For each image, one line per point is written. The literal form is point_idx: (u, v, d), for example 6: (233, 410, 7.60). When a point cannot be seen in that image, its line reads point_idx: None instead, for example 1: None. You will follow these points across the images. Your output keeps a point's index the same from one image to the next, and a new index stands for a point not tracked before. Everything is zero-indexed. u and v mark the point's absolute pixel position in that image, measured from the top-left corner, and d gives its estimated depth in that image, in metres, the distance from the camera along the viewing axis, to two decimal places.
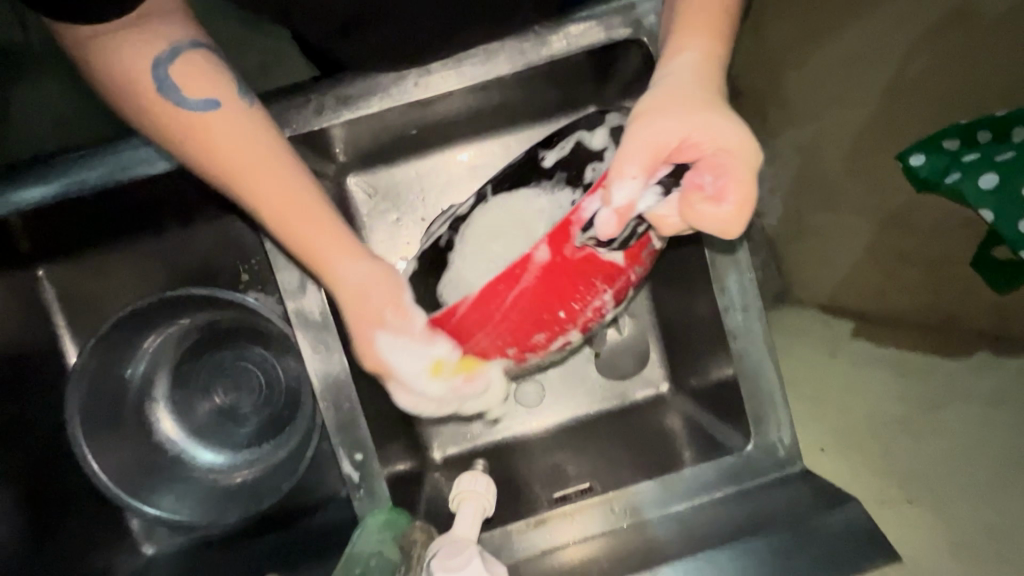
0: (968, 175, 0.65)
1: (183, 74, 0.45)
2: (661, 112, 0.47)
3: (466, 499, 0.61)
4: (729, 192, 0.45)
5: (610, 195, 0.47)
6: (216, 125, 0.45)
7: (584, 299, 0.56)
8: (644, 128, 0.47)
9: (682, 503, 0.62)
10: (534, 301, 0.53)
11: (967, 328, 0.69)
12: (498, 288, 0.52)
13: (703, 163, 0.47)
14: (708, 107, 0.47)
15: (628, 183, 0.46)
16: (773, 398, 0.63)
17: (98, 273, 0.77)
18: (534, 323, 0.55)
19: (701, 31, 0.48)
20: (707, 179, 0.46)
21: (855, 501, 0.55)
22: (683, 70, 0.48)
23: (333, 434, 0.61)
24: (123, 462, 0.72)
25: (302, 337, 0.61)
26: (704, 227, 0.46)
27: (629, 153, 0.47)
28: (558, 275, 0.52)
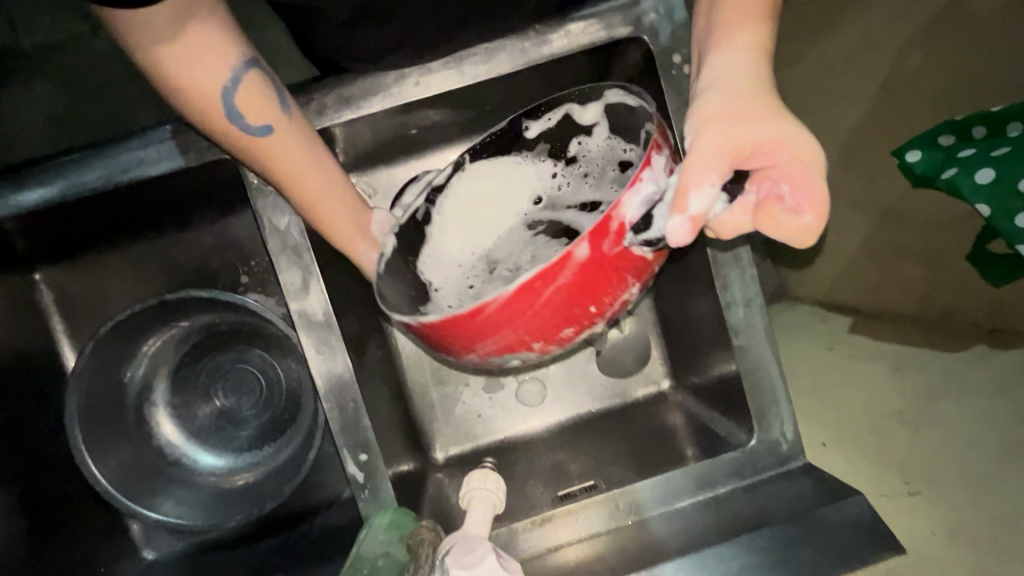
0: (964, 170, 0.65)
1: (245, 98, 0.50)
2: (726, 120, 0.47)
3: (476, 498, 0.60)
4: (810, 202, 0.44)
5: (685, 204, 0.44)
6: (277, 149, 0.52)
7: (616, 295, 0.52)
8: (713, 136, 0.47)
9: (686, 499, 0.62)
10: (567, 298, 0.50)
11: (964, 321, 0.70)
12: (534, 285, 0.48)
13: (775, 171, 0.46)
14: (774, 114, 0.47)
15: (705, 191, 0.44)
16: (775, 394, 0.64)
17: (96, 275, 0.76)
18: (563, 322, 0.51)
19: (750, 33, 0.48)
20: (784, 190, 0.45)
21: (858, 494, 0.55)
22: (738, 75, 0.48)
23: (338, 435, 0.61)
24: (123, 466, 0.71)
25: (306, 337, 0.60)
26: (782, 237, 0.45)
27: (702, 162, 0.46)
28: (595, 272, 0.49)
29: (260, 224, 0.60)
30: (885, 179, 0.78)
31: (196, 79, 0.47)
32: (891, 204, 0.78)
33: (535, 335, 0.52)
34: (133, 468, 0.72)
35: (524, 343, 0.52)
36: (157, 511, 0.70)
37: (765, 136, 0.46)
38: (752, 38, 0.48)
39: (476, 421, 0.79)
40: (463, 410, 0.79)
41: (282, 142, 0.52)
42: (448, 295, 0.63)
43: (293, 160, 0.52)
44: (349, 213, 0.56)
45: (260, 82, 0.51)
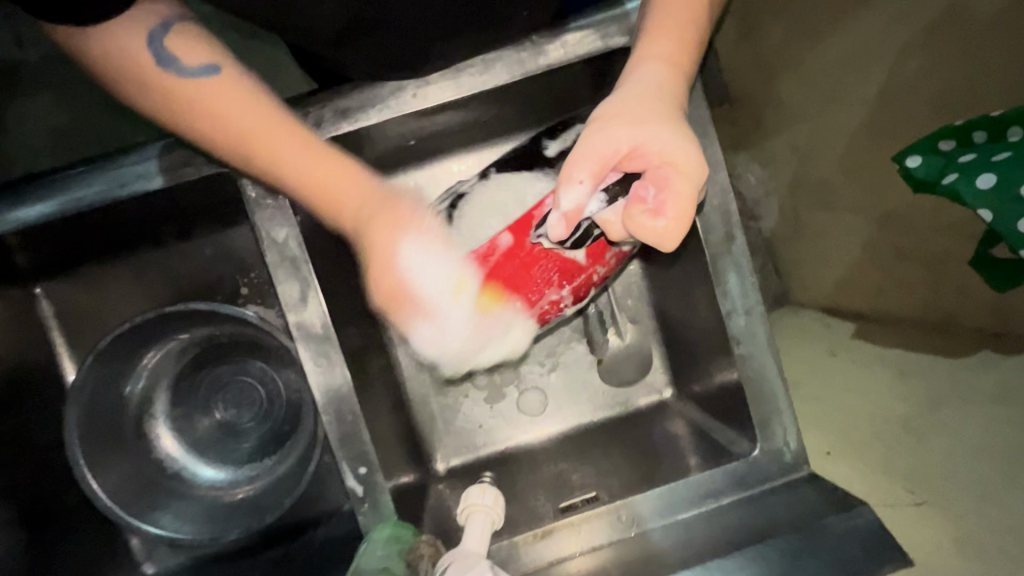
0: (965, 175, 0.65)
1: (175, 42, 0.48)
2: (614, 120, 0.48)
3: (476, 513, 0.61)
4: (669, 207, 0.45)
5: (558, 199, 0.47)
6: (207, 89, 0.48)
7: (542, 293, 0.59)
8: (592, 138, 0.48)
9: (688, 510, 0.61)
10: (492, 290, 0.56)
11: (966, 326, 0.69)
12: (462, 270, 0.55)
13: (649, 173, 0.47)
14: (662, 120, 0.48)
15: (575, 188, 0.46)
16: (778, 402, 0.63)
17: (97, 289, 0.76)
18: (491, 312, 0.58)
19: (666, 44, 0.50)
20: (649, 193, 0.46)
21: (864, 504, 0.54)
22: (641, 81, 0.49)
23: (336, 447, 0.60)
24: (122, 480, 0.71)
25: (303, 350, 0.60)
26: (637, 236, 0.46)
27: (580, 159, 0.47)
28: (519, 267, 0.55)
29: (258, 237, 0.59)
30: (883, 185, 0.78)
31: (124, 31, 0.46)
32: (890, 207, 0.78)
33: None
34: (132, 483, 0.72)
35: None
36: (157, 525, 0.69)
37: (643, 137, 0.47)
38: (667, 49, 0.50)
39: (477, 432, 0.78)
40: (464, 419, 0.78)
41: (219, 85, 0.48)
42: None
43: (225, 95, 0.48)
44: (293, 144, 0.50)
45: (200, 36, 0.49)
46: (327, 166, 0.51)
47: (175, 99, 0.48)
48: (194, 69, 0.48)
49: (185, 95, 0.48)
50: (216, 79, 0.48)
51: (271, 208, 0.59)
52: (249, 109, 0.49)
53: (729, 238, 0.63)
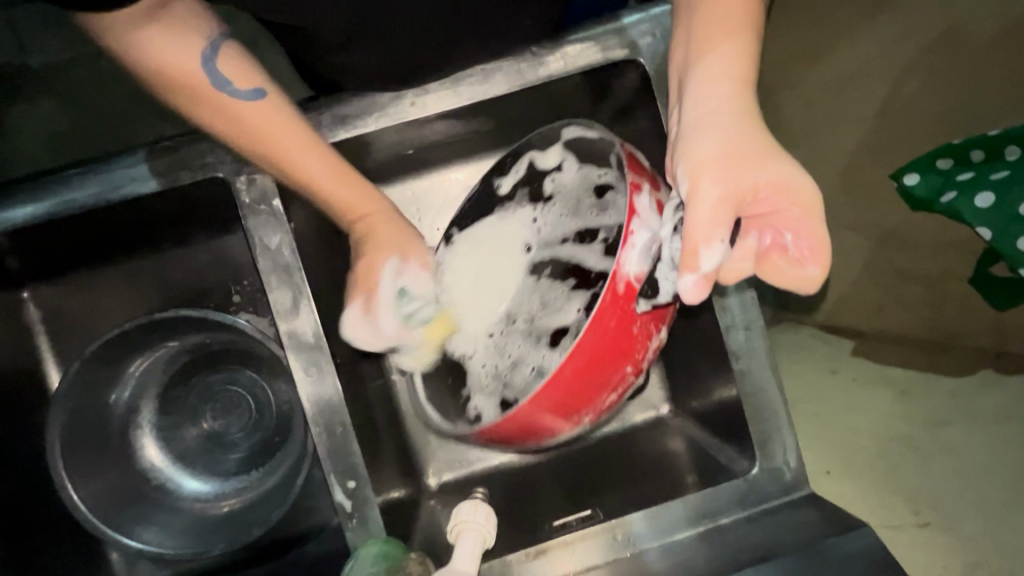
0: (963, 194, 0.65)
1: (229, 67, 0.51)
2: (721, 167, 0.46)
3: (465, 529, 0.59)
4: (812, 252, 0.45)
5: (696, 263, 0.45)
6: (255, 114, 0.52)
7: (646, 347, 0.55)
8: (708, 188, 0.46)
9: (685, 530, 0.60)
10: (597, 368, 0.52)
11: (965, 346, 0.69)
12: (565, 371, 0.50)
13: (775, 218, 0.46)
14: (771, 157, 0.46)
15: (712, 248, 0.45)
16: (778, 419, 0.62)
17: (85, 294, 0.75)
18: (602, 387, 0.54)
19: (728, 77, 0.47)
20: (789, 239, 0.45)
21: (867, 525, 0.52)
22: (719, 118, 0.47)
23: (325, 460, 0.59)
24: (103, 489, 0.69)
25: (294, 359, 0.59)
26: (788, 286, 0.46)
27: (706, 216, 0.46)
28: (620, 336, 0.51)
29: (251, 243, 0.58)
30: (883, 203, 0.75)
31: (176, 51, 0.49)
32: (889, 226, 0.75)
33: (580, 409, 0.55)
34: (113, 493, 0.70)
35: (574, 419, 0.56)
36: (137, 538, 0.68)
37: (763, 181, 0.46)
38: (734, 78, 0.47)
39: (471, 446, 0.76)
40: None
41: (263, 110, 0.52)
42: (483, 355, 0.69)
43: (268, 115, 0.52)
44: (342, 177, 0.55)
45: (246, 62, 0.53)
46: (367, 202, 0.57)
47: (251, 126, 0.52)
48: (246, 94, 0.51)
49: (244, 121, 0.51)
50: (259, 102, 0.52)
51: (266, 214, 0.58)
52: (290, 136, 0.52)
53: None
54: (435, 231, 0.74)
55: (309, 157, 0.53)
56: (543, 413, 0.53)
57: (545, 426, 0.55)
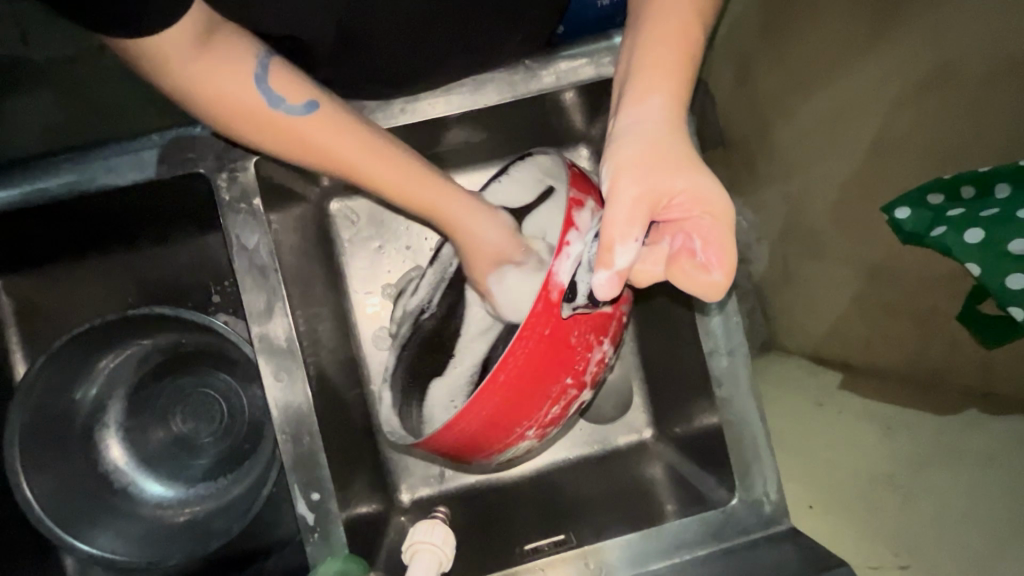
0: (953, 228, 0.62)
1: (279, 80, 0.46)
2: (644, 171, 0.46)
3: (420, 552, 0.57)
4: (719, 260, 0.44)
5: (611, 259, 0.44)
6: (321, 133, 0.47)
7: (585, 358, 0.54)
8: (629, 187, 0.46)
9: (660, 561, 0.58)
10: (535, 378, 0.51)
11: (953, 383, 0.66)
12: (499, 379, 0.48)
13: (688, 224, 0.46)
14: (686, 165, 0.46)
15: (629, 246, 0.44)
16: (759, 448, 0.61)
17: (59, 287, 0.73)
18: (541, 398, 0.53)
19: (665, 86, 0.46)
20: (696, 244, 0.45)
21: (845, 564, 0.49)
22: (650, 126, 0.46)
23: (289, 470, 0.57)
24: (62, 487, 0.67)
25: (264, 363, 0.57)
26: (690, 290, 0.45)
27: (625, 215, 0.45)
28: (555, 347, 0.50)
29: (227, 241, 0.57)
30: (872, 236, 0.74)
31: (225, 80, 0.44)
32: (878, 260, 0.74)
33: (518, 423, 0.54)
34: (69, 494, 0.67)
35: (516, 432, 0.55)
36: (91, 544, 0.65)
37: (680, 188, 0.46)
38: (666, 88, 0.46)
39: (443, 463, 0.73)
40: None
41: (326, 121, 0.47)
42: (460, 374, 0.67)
43: (341, 143, 0.47)
44: (422, 186, 0.52)
45: (296, 70, 0.48)
46: (447, 202, 0.54)
47: (320, 147, 0.47)
48: (300, 109, 0.46)
49: (318, 143, 0.47)
50: (319, 117, 0.47)
51: (244, 213, 0.57)
52: (377, 159, 0.49)
53: None
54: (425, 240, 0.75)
55: (393, 168, 0.50)
56: (478, 425, 0.51)
57: (487, 438, 0.54)
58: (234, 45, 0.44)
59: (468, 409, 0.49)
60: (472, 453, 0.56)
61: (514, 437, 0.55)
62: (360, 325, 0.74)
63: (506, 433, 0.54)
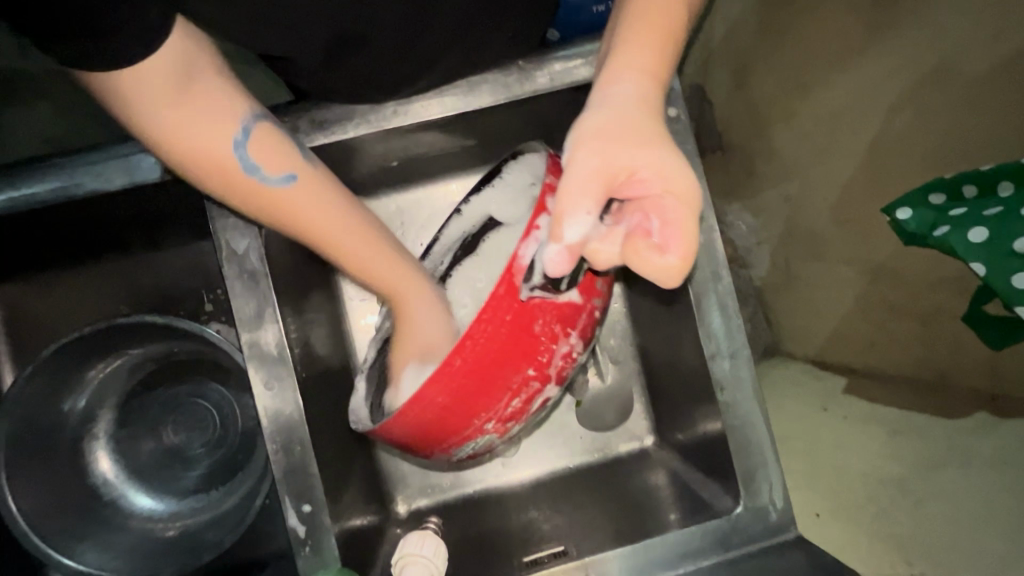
0: (957, 228, 0.61)
1: (259, 143, 0.48)
2: (606, 145, 0.44)
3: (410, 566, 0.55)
4: (676, 242, 0.41)
5: (560, 231, 0.43)
6: (295, 201, 0.49)
7: (549, 351, 0.53)
8: (587, 158, 0.44)
9: (663, 572, 0.56)
10: (493, 367, 0.50)
11: (959, 385, 0.65)
12: (455, 364, 0.48)
13: (648, 203, 0.44)
14: (654, 143, 0.45)
15: (580, 218, 0.43)
16: (764, 454, 0.59)
17: (50, 297, 0.72)
18: (502, 389, 0.52)
19: (635, 63, 0.45)
20: (654, 224, 0.42)
21: (856, 574, 0.48)
22: (617, 102, 0.45)
23: (279, 481, 0.55)
24: (48, 500, 0.65)
25: (254, 371, 0.56)
26: (644, 274, 0.42)
27: (579, 186, 0.43)
28: (516, 333, 0.49)
29: (218, 247, 0.56)
30: (872, 239, 0.73)
31: (200, 138, 0.45)
32: (878, 262, 0.73)
33: (476, 415, 0.53)
34: (56, 506, 0.66)
35: (474, 425, 0.54)
36: (78, 559, 0.63)
37: (644, 165, 0.44)
38: (638, 65, 0.45)
39: (445, 472, 0.73)
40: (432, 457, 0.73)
41: (303, 193, 0.49)
42: None
43: (311, 210, 0.49)
44: (365, 245, 0.53)
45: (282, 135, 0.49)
46: (393, 268, 0.55)
47: (285, 216, 0.49)
48: (275, 179, 0.48)
49: (291, 209, 0.49)
50: (294, 186, 0.49)
51: (234, 217, 0.56)
52: (337, 229, 0.51)
53: (714, 277, 0.60)
54: (420, 246, 0.74)
55: (350, 233, 0.51)
56: (433, 416, 0.50)
57: (445, 430, 0.53)
58: (216, 100, 0.45)
59: (426, 396, 0.49)
60: (431, 445, 0.54)
61: (473, 429, 0.54)
62: (354, 334, 0.73)
63: (462, 424, 0.53)
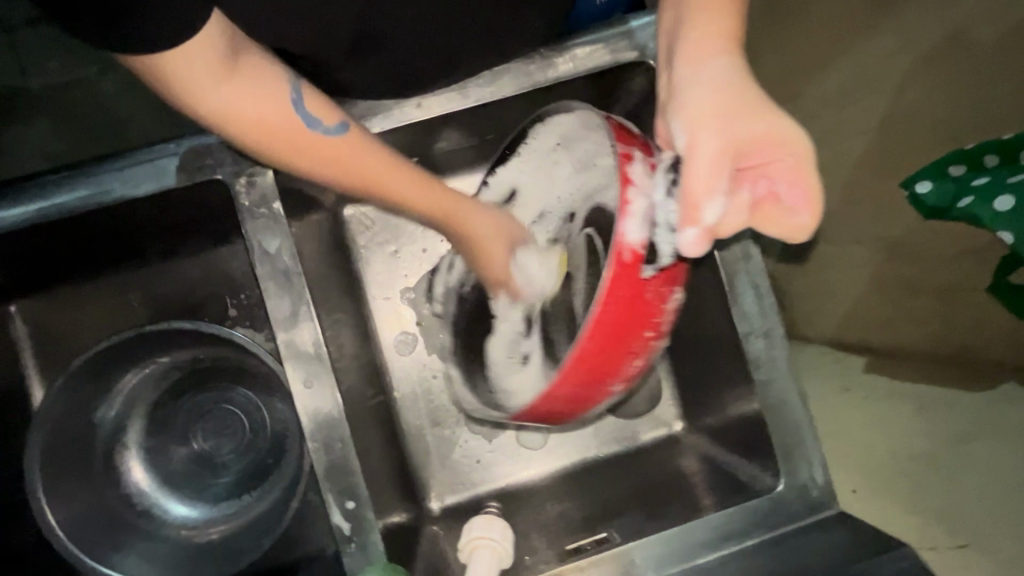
0: (981, 198, 0.63)
1: (311, 102, 0.43)
2: (720, 118, 0.41)
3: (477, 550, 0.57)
4: (808, 201, 0.41)
5: (698, 217, 0.40)
6: (347, 152, 0.44)
7: (664, 310, 0.50)
8: (707, 138, 0.41)
9: (707, 554, 0.56)
10: (619, 341, 0.49)
11: (980, 360, 0.66)
12: (587, 346, 0.47)
13: (770, 168, 0.42)
14: (763, 102, 0.41)
15: (717, 201, 0.40)
16: (800, 431, 0.59)
17: (73, 309, 0.72)
18: (628, 355, 0.51)
19: (715, 32, 0.43)
20: (783, 188, 0.41)
21: (905, 545, 0.47)
22: (712, 77, 0.42)
23: (322, 479, 0.55)
24: (82, 512, 0.65)
25: (292, 370, 0.56)
26: (780, 234, 0.43)
27: (705, 169, 0.41)
28: (637, 304, 0.47)
29: (249, 247, 0.56)
30: (888, 214, 0.72)
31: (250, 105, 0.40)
32: (896, 236, 0.72)
33: (610, 383, 0.52)
34: (91, 518, 0.65)
35: (607, 391, 0.53)
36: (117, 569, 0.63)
37: (763, 129, 0.41)
38: (720, 33, 0.43)
39: (475, 467, 0.73)
40: (461, 452, 0.73)
41: (356, 146, 0.44)
42: (506, 344, 0.66)
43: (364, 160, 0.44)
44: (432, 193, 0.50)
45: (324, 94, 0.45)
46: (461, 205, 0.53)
47: (354, 179, 0.45)
48: (329, 132, 0.43)
49: (352, 170, 0.44)
50: (347, 139, 0.44)
51: (265, 217, 0.56)
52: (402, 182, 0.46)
53: (745, 256, 0.61)
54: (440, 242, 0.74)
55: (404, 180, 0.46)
56: (567, 394, 0.50)
57: (581, 399, 0.52)
58: (262, 70, 0.41)
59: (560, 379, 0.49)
60: (565, 415, 0.55)
61: (605, 396, 0.54)
62: (382, 331, 0.73)
63: (597, 393, 0.52)
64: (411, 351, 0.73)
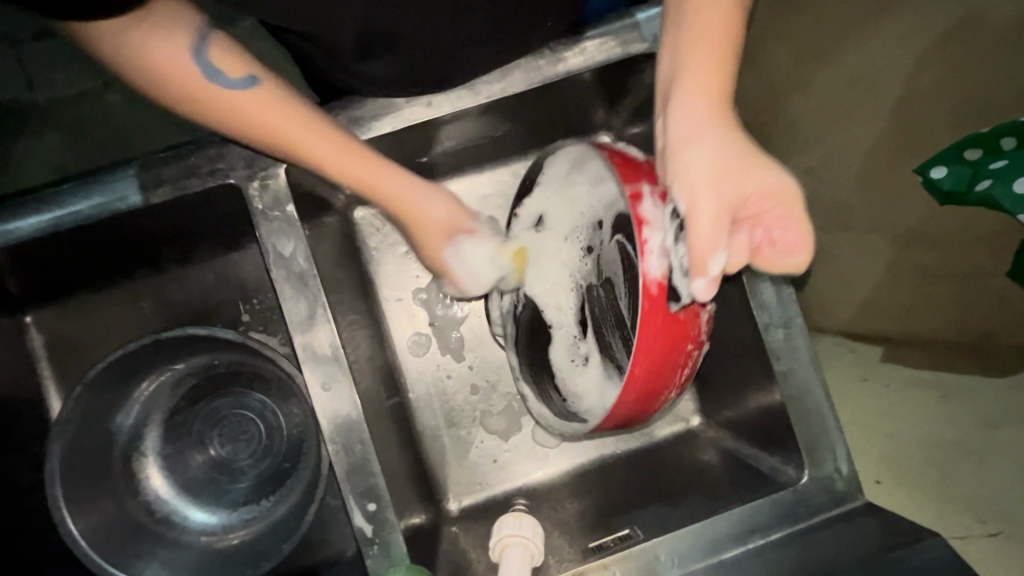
0: (999, 181, 0.65)
1: (219, 55, 0.45)
2: (715, 185, 0.45)
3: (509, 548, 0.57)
4: (800, 241, 0.45)
5: (704, 268, 0.45)
6: (251, 106, 0.46)
7: (699, 322, 0.53)
8: (706, 201, 0.45)
9: (732, 548, 0.55)
10: (665, 362, 0.52)
11: (1001, 345, 0.64)
12: (637, 372, 0.50)
13: (764, 216, 0.46)
14: (753, 159, 0.46)
15: (721, 254, 0.45)
16: (822, 421, 0.59)
17: (87, 318, 0.72)
18: (676, 369, 0.54)
19: (705, 97, 0.45)
20: (777, 233, 0.45)
21: (935, 535, 0.47)
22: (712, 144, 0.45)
23: (343, 482, 0.55)
24: (103, 520, 0.65)
25: (309, 373, 0.56)
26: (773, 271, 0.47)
27: (707, 228, 0.45)
28: (673, 328, 0.50)
29: (263, 251, 0.56)
30: (903, 200, 0.71)
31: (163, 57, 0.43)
32: (913, 224, 0.71)
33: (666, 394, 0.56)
34: (111, 526, 0.66)
35: (664, 400, 0.57)
36: None
37: (753, 187, 0.46)
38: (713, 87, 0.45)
39: (491, 467, 0.72)
40: (477, 453, 0.72)
41: (265, 99, 0.46)
42: (566, 355, 0.62)
43: (279, 116, 0.46)
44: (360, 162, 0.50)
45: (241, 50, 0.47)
46: (397, 179, 0.52)
47: (280, 144, 0.47)
48: (238, 85, 0.46)
49: (278, 131, 0.46)
50: (255, 91, 0.46)
51: (278, 220, 0.56)
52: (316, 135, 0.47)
53: None
54: None
55: (323, 142, 0.47)
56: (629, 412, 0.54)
57: (644, 412, 0.56)
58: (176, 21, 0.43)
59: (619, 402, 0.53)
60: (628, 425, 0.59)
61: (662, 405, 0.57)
62: (395, 333, 0.73)
63: (656, 405, 0.56)
64: (426, 352, 0.73)
